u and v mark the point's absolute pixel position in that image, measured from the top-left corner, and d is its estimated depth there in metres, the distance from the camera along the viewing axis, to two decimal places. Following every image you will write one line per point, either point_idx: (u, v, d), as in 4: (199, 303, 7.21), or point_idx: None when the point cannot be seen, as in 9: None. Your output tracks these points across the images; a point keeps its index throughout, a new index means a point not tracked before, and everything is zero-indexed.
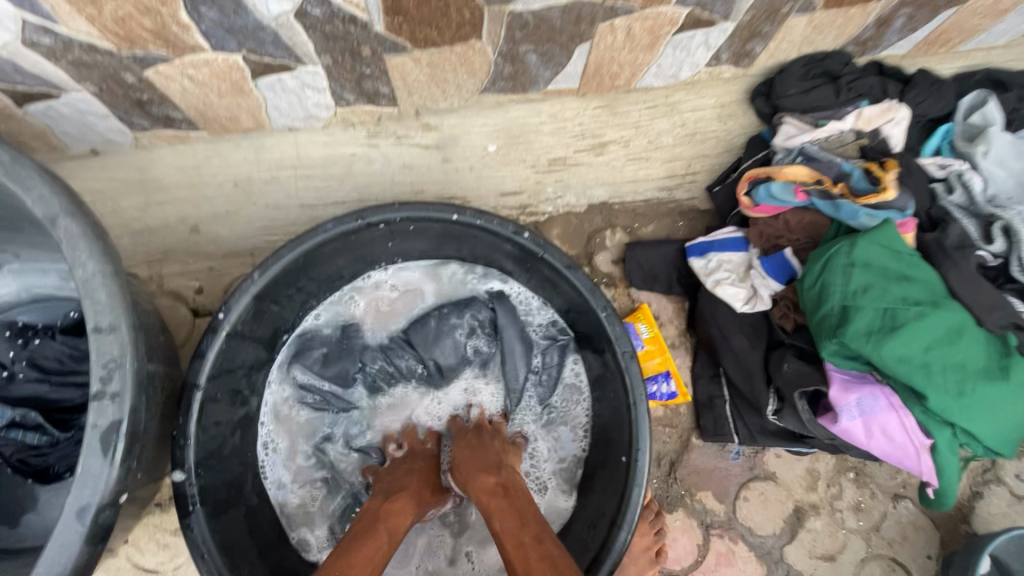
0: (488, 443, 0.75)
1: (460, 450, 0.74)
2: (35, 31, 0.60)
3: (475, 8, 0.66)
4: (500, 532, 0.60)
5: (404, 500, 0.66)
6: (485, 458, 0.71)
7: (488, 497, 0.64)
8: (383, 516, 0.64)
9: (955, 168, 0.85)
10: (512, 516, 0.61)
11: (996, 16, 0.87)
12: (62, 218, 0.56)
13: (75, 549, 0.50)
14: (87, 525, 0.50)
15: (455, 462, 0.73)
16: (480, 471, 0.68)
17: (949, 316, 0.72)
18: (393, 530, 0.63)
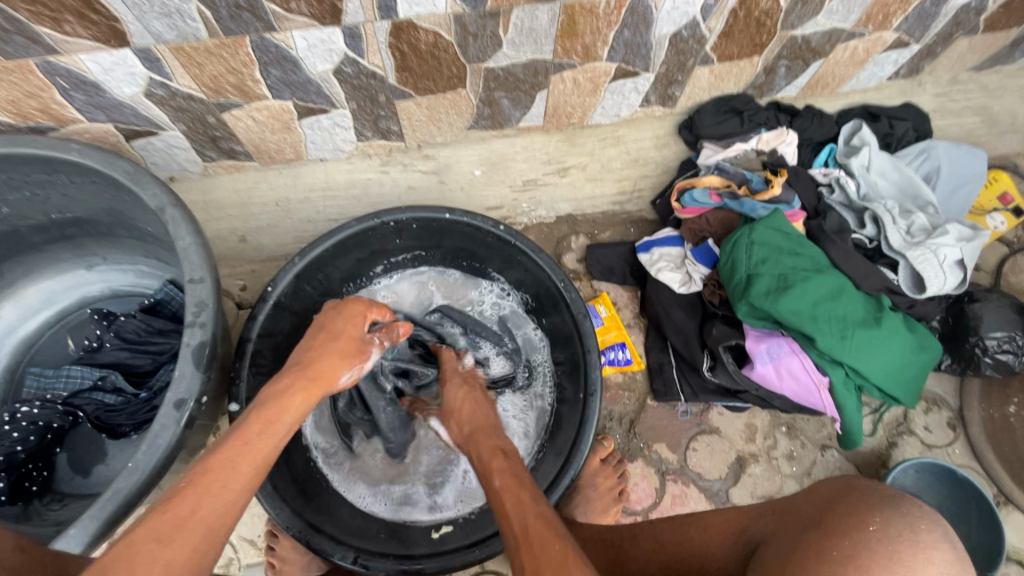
0: (481, 400, 0.89)
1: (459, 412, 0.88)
2: (155, 85, 0.86)
3: (460, 65, 0.93)
4: (499, 490, 0.70)
5: (298, 381, 0.69)
6: (480, 419, 0.85)
7: (489, 459, 0.75)
8: (283, 408, 0.66)
9: (835, 173, 1.10)
10: (511, 479, 0.71)
11: (857, 65, 1.15)
12: (169, 207, 0.79)
13: (173, 429, 0.69)
14: (182, 413, 0.70)
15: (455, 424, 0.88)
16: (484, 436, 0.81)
17: (831, 279, 0.93)
18: (286, 409, 0.66)
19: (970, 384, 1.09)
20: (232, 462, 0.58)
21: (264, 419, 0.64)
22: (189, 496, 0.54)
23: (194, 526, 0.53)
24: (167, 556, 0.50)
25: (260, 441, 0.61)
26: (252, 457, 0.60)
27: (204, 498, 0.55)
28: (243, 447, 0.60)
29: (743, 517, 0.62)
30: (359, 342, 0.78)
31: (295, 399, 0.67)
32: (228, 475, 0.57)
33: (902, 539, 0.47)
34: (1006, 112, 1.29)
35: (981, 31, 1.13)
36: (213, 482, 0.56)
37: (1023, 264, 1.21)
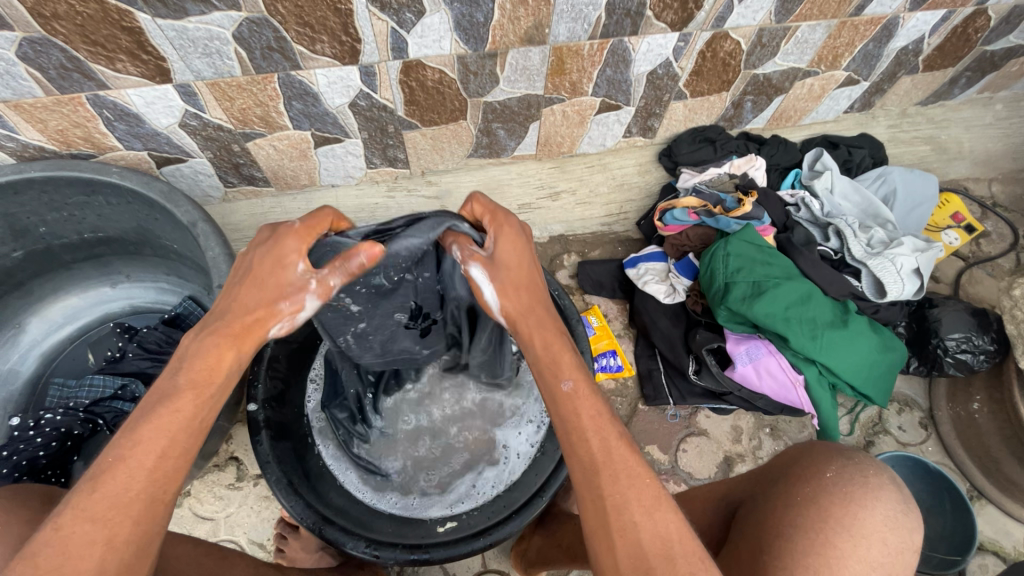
0: (530, 256, 0.66)
1: (510, 274, 0.64)
2: (190, 117, 0.96)
3: (462, 99, 1.05)
4: (569, 395, 0.60)
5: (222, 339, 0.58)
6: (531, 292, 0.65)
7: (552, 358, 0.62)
8: (210, 368, 0.58)
9: (801, 194, 1.22)
10: (584, 386, 0.61)
11: (816, 100, 1.29)
12: (200, 222, 0.87)
13: None
14: None
15: (506, 292, 0.64)
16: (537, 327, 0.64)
17: (801, 286, 1.03)
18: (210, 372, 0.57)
19: (937, 385, 1.17)
20: (160, 433, 0.53)
21: (194, 384, 0.56)
22: (116, 475, 0.51)
23: (130, 504, 0.51)
24: (105, 534, 0.49)
25: (187, 410, 0.55)
26: (183, 425, 0.55)
27: (135, 475, 0.51)
28: (170, 416, 0.54)
29: (723, 487, 0.75)
30: (292, 293, 0.61)
31: (223, 355, 0.58)
32: (158, 449, 0.53)
33: (852, 483, 0.61)
34: (952, 142, 1.43)
35: (922, 71, 1.28)
36: (140, 459, 0.52)
37: (978, 276, 1.32)
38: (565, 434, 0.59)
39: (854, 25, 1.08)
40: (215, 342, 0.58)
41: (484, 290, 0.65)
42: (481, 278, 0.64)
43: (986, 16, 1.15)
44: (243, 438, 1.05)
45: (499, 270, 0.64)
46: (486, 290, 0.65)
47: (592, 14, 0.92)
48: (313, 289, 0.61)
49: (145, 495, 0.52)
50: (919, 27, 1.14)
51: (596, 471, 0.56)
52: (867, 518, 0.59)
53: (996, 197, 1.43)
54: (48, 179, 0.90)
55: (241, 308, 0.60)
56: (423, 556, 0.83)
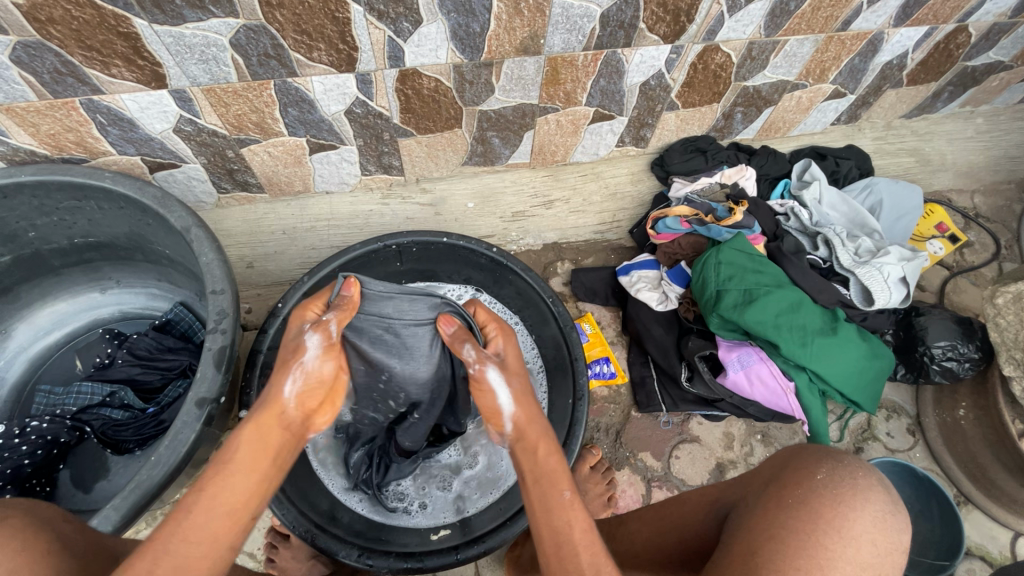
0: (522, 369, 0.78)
1: (519, 379, 0.72)
2: (184, 122, 0.95)
3: (457, 107, 1.06)
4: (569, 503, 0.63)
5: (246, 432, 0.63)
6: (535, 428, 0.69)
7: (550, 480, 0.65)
8: (254, 452, 0.62)
9: (790, 204, 1.24)
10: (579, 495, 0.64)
11: (803, 112, 1.32)
12: (194, 228, 0.86)
13: (194, 425, 0.75)
14: (202, 410, 0.76)
15: (526, 408, 0.70)
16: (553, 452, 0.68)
17: (791, 293, 1.05)
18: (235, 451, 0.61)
19: (924, 392, 1.19)
20: (188, 516, 0.56)
21: (218, 466, 0.60)
22: (169, 551, 0.54)
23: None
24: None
25: (232, 489, 0.59)
26: (210, 510, 0.57)
27: (164, 556, 0.53)
28: (214, 499, 0.58)
29: (714, 489, 0.73)
30: (295, 345, 0.68)
31: (246, 439, 0.62)
32: (208, 529, 0.56)
33: (843, 485, 0.59)
34: (935, 154, 1.46)
35: (906, 85, 1.31)
36: (178, 541, 0.54)
37: (963, 284, 1.35)
38: (552, 538, 0.61)
39: (841, 39, 1.11)
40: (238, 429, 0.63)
41: (496, 383, 0.70)
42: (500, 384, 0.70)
43: (967, 33, 1.19)
44: None
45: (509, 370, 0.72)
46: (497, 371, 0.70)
47: (587, 25, 0.93)
48: (314, 329, 0.68)
49: (173, 566, 0.53)
50: (903, 42, 1.17)
51: (573, 540, 0.60)
52: (858, 520, 0.58)
53: (978, 208, 1.46)
54: (38, 183, 0.90)
55: (265, 389, 0.68)
56: (417, 564, 0.83)
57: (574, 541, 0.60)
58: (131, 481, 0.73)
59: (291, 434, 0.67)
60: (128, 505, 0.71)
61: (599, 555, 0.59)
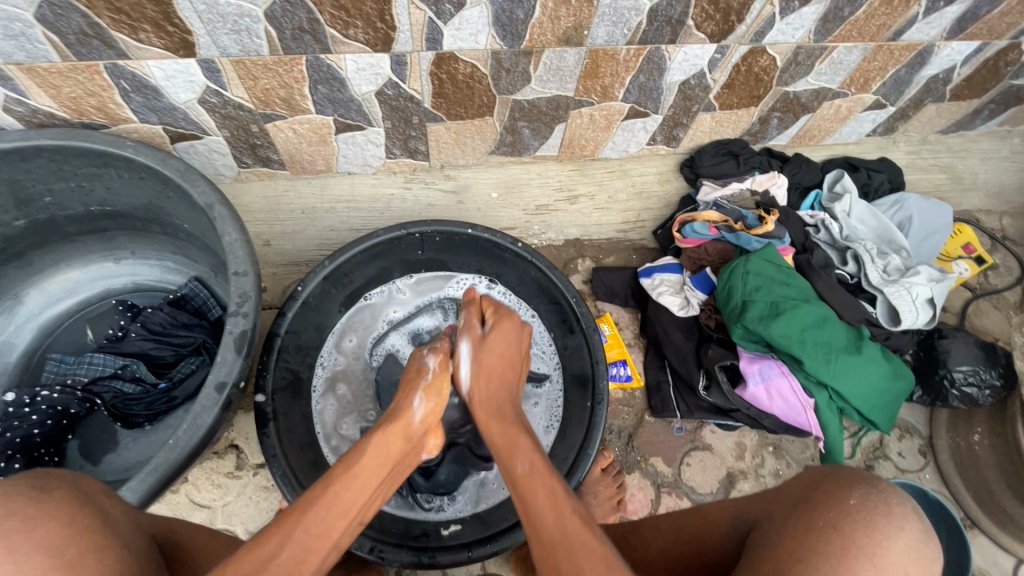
0: (512, 351, 0.80)
1: (490, 359, 0.78)
2: (210, 94, 0.92)
3: (490, 95, 1.03)
4: (525, 475, 0.62)
5: (388, 429, 0.70)
6: (495, 385, 0.76)
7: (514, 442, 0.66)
8: (377, 457, 0.66)
9: (821, 216, 1.22)
10: (539, 468, 0.62)
11: (840, 121, 1.28)
12: (217, 205, 0.84)
13: (212, 410, 0.74)
14: (221, 395, 0.75)
15: (483, 373, 0.76)
16: (494, 411, 0.73)
17: (818, 309, 1.03)
18: (363, 448, 0.66)
19: (938, 414, 1.18)
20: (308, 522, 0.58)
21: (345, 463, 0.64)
22: (300, 525, 0.57)
23: (273, 573, 0.53)
24: None
25: (355, 487, 0.62)
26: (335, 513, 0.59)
27: (288, 540, 0.56)
28: (338, 493, 0.61)
29: (736, 505, 0.72)
30: (418, 365, 0.81)
31: (380, 438, 0.68)
32: (326, 524, 0.58)
33: (876, 512, 0.58)
34: (968, 172, 1.43)
35: (948, 100, 1.28)
36: (312, 511, 0.58)
37: (985, 307, 1.34)
38: (523, 512, 0.60)
39: (890, 49, 1.07)
40: (375, 434, 0.69)
41: (416, 401, 0.75)
42: (466, 355, 0.79)
43: (1018, 50, 1.15)
44: (245, 427, 1.04)
45: (431, 387, 0.77)
46: (422, 399, 0.75)
47: (633, 19, 0.90)
48: (432, 353, 0.82)
49: (295, 551, 0.55)
50: (953, 56, 1.13)
51: (533, 504, 0.59)
52: (891, 549, 0.57)
53: (1006, 230, 1.44)
54: (58, 148, 0.87)
55: (393, 405, 0.76)
56: (429, 560, 0.84)
57: (538, 503, 0.59)
58: (149, 463, 0.72)
59: (411, 444, 0.72)
60: (146, 488, 0.70)
61: (564, 513, 0.57)
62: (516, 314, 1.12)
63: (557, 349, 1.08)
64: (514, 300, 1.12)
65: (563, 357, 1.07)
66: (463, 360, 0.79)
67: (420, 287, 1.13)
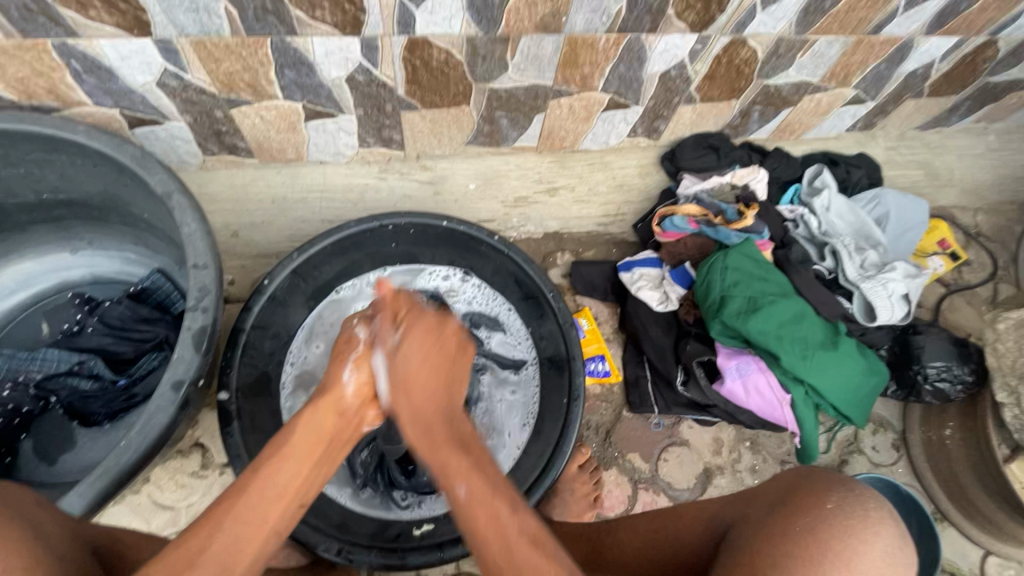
0: (437, 348, 0.76)
1: (410, 358, 0.74)
2: (169, 76, 0.87)
3: (467, 83, 0.99)
4: (466, 503, 0.62)
5: (319, 411, 0.71)
6: (423, 383, 0.73)
7: (447, 456, 0.66)
8: (308, 437, 0.68)
9: (799, 211, 1.22)
10: (479, 488, 0.63)
11: (821, 116, 1.28)
12: (176, 194, 0.80)
13: (168, 409, 0.71)
14: (178, 394, 0.72)
15: (402, 386, 0.72)
16: (422, 434, 0.70)
17: (795, 304, 1.03)
18: (299, 428, 0.68)
19: (912, 409, 1.19)
20: (240, 516, 0.59)
21: (278, 450, 0.66)
22: (238, 505, 0.60)
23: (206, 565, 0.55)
24: None
25: (287, 471, 0.64)
26: (268, 499, 0.62)
27: (220, 529, 0.58)
28: (270, 480, 0.63)
29: (712, 506, 0.71)
30: (346, 340, 0.78)
31: (314, 420, 0.70)
32: (260, 510, 0.61)
33: (853, 517, 0.58)
34: (945, 168, 1.44)
35: (926, 96, 1.28)
36: (244, 501, 0.60)
37: (958, 303, 1.35)
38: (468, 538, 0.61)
39: (870, 43, 1.06)
40: (308, 417, 0.70)
41: (346, 374, 0.74)
42: (383, 368, 0.74)
43: (995, 47, 1.16)
44: (210, 424, 1.00)
45: (363, 358, 0.75)
46: (352, 370, 0.74)
47: (613, 6, 0.87)
48: (359, 323, 0.79)
49: (225, 545, 0.57)
50: (932, 52, 1.13)
51: (483, 541, 0.59)
52: (866, 554, 0.56)
53: (980, 226, 1.45)
54: (3, 131, 0.82)
55: (326, 376, 0.76)
56: (398, 560, 0.82)
57: (491, 549, 0.59)
58: (100, 465, 0.68)
59: (345, 419, 0.73)
60: (95, 493, 0.67)
61: (516, 552, 0.57)
62: (492, 305, 1.09)
63: (533, 339, 1.06)
64: (491, 291, 1.09)
65: (539, 339, 1.04)
66: (382, 375, 0.74)
67: (393, 278, 1.09)
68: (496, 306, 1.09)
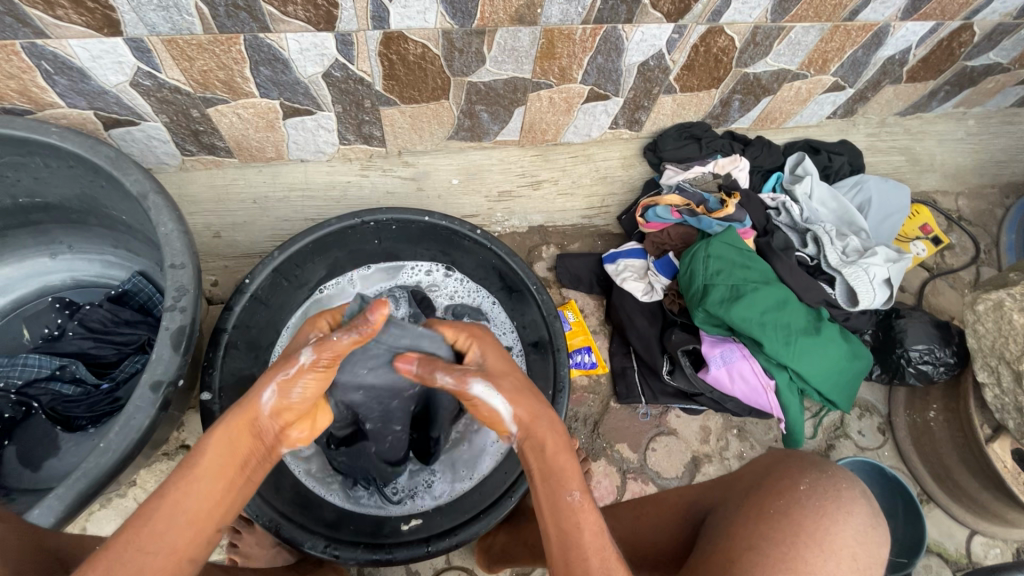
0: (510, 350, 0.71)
1: (494, 360, 0.68)
2: (143, 76, 0.87)
3: (445, 77, 0.99)
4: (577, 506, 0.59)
5: (232, 431, 0.60)
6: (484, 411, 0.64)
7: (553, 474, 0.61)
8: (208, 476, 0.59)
9: (781, 199, 1.22)
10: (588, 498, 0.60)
11: (801, 103, 1.28)
12: (152, 194, 0.79)
13: (148, 410, 0.71)
14: (158, 394, 0.71)
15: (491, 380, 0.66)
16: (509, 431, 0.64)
17: (777, 291, 1.03)
18: (211, 452, 0.59)
19: (897, 392, 1.20)
20: (142, 548, 0.54)
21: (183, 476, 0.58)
22: (122, 561, 0.53)
23: None
24: None
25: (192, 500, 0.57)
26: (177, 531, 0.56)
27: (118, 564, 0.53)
28: (175, 508, 0.56)
29: (692, 492, 0.71)
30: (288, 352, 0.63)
31: (224, 441, 0.60)
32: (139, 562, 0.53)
33: (825, 497, 0.58)
34: (926, 154, 1.45)
35: (905, 81, 1.29)
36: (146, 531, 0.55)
37: (941, 287, 1.36)
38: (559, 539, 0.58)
39: (846, 29, 1.07)
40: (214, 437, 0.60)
41: (266, 393, 0.60)
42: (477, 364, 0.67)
43: (970, 31, 1.16)
44: (196, 426, 1.00)
45: (290, 383, 0.60)
46: (271, 391, 0.60)
47: None
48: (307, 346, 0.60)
49: None
50: (908, 37, 1.14)
51: (584, 546, 0.57)
52: (838, 534, 0.57)
53: (962, 210, 1.46)
54: None
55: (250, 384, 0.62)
56: (386, 555, 0.82)
57: (585, 544, 0.57)
58: (79, 467, 0.68)
59: (262, 441, 0.62)
60: (74, 496, 0.67)
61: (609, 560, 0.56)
62: (471, 293, 1.12)
63: (515, 326, 1.08)
64: (470, 282, 1.12)
65: (523, 327, 1.05)
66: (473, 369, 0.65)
67: (375, 278, 1.12)
68: (476, 297, 1.12)
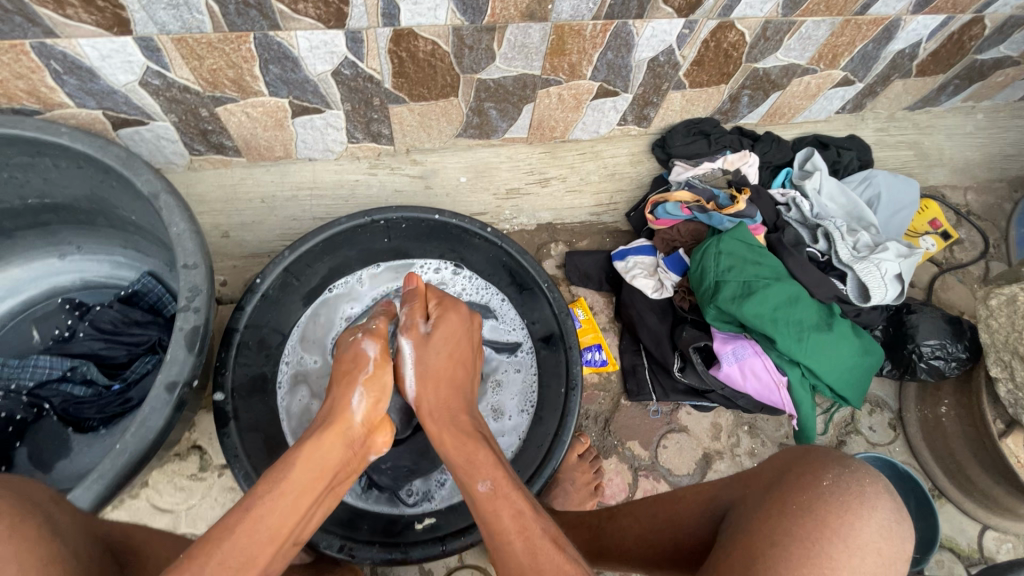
0: (463, 342, 0.84)
1: (435, 361, 0.80)
2: (152, 75, 0.86)
3: (454, 74, 0.99)
4: (489, 495, 0.66)
5: (328, 438, 0.69)
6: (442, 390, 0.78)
7: (477, 462, 0.70)
8: (309, 472, 0.64)
9: (791, 194, 1.22)
10: (501, 483, 0.67)
11: (810, 98, 1.27)
12: (163, 194, 0.79)
13: (163, 411, 0.70)
14: (173, 395, 0.71)
15: (426, 377, 0.79)
16: (448, 426, 0.75)
17: (789, 287, 1.03)
18: (306, 458, 0.65)
19: (907, 388, 1.20)
20: (240, 546, 0.56)
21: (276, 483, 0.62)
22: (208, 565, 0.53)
23: None
24: None
25: (286, 503, 0.61)
26: (271, 534, 0.58)
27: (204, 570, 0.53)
28: (269, 512, 0.59)
29: (710, 487, 0.71)
30: (355, 360, 0.79)
31: (325, 445, 0.68)
32: (253, 551, 0.56)
33: (849, 493, 0.58)
34: (934, 148, 1.45)
35: (914, 75, 1.28)
36: (242, 529, 0.57)
37: (951, 282, 1.36)
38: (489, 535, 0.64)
39: (857, 23, 1.06)
40: (314, 443, 0.67)
41: (355, 399, 0.74)
42: (411, 358, 0.82)
43: (981, 24, 1.16)
44: (208, 426, 1.00)
45: (373, 380, 0.76)
46: (360, 395, 0.74)
47: None
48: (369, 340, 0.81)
49: None
50: (919, 31, 1.13)
51: (502, 528, 0.63)
52: (862, 528, 0.57)
53: (970, 204, 1.45)
54: None
55: (334, 398, 0.75)
56: (400, 555, 0.82)
57: (505, 528, 0.63)
58: (96, 469, 0.68)
59: (351, 449, 0.71)
60: (89, 498, 0.66)
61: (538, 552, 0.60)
62: (479, 291, 1.11)
63: (525, 322, 1.07)
64: (479, 279, 1.11)
65: (532, 323, 1.05)
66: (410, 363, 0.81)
67: (384, 279, 1.10)
68: (484, 293, 1.10)
